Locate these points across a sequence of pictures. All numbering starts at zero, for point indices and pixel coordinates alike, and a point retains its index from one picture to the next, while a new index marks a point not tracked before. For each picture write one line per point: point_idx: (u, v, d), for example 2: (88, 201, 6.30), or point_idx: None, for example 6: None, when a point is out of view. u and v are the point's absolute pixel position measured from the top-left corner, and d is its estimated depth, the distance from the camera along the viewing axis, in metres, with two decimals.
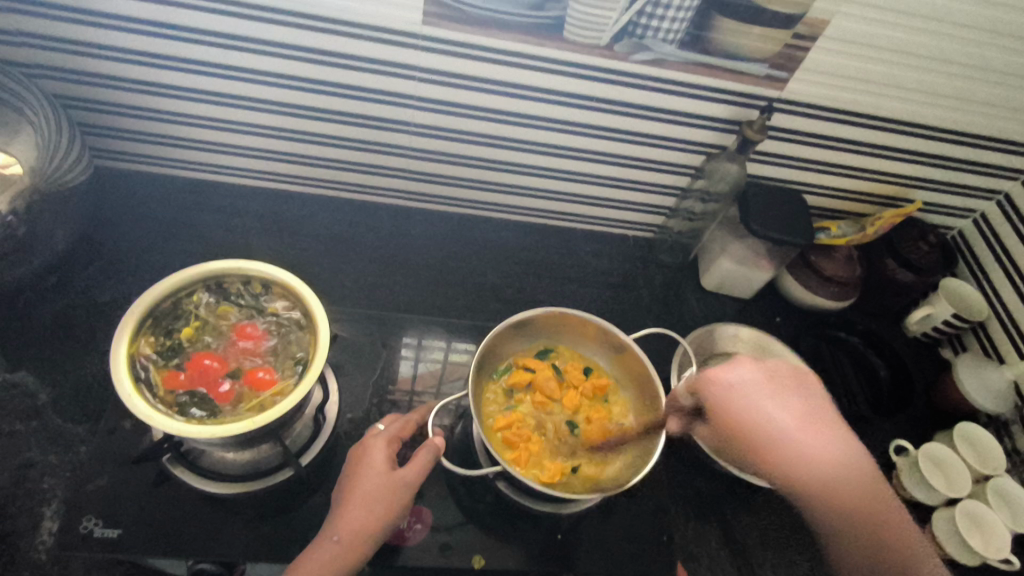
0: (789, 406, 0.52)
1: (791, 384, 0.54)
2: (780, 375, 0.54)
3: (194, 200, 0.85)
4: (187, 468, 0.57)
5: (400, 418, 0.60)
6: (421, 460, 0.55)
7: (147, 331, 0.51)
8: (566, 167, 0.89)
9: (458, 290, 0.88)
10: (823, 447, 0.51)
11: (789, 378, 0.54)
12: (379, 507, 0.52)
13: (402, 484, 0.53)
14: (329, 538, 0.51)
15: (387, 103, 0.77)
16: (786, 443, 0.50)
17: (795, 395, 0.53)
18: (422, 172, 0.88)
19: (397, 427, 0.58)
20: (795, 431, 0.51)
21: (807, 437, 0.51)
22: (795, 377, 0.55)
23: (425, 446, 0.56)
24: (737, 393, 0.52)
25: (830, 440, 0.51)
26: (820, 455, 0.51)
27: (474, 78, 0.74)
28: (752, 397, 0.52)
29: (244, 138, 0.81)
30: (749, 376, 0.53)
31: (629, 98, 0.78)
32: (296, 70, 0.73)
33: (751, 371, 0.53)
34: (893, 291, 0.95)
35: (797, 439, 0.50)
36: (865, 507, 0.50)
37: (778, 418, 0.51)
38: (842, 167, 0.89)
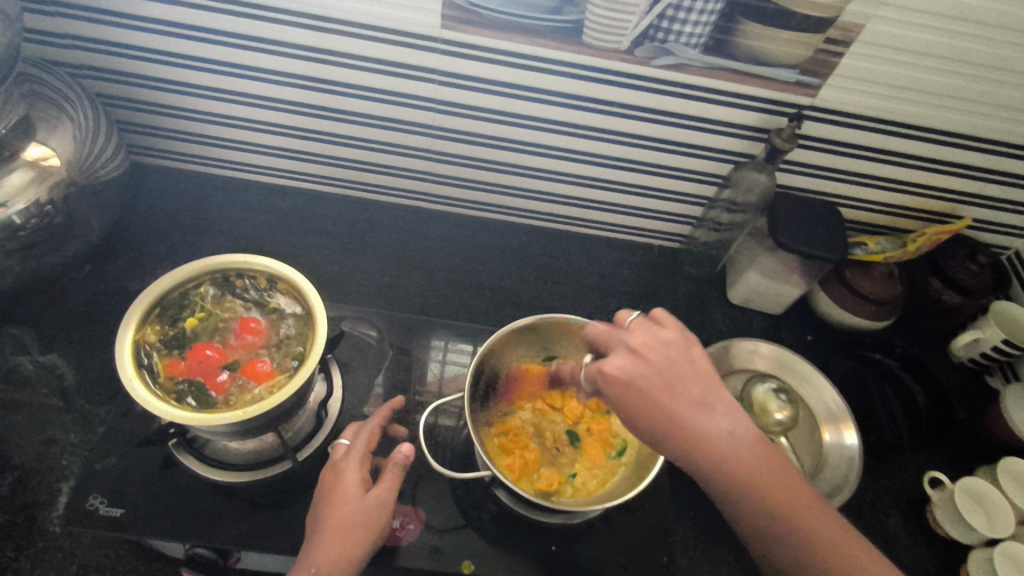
0: (683, 391, 0.50)
1: (680, 362, 0.51)
2: (671, 360, 0.51)
3: (225, 196, 0.89)
4: (190, 454, 0.59)
5: (364, 427, 0.61)
6: (391, 478, 0.56)
7: (154, 320, 0.53)
8: (589, 174, 0.87)
9: (473, 293, 0.87)
10: (716, 425, 0.49)
11: (680, 357, 0.51)
12: (355, 532, 0.52)
13: (376, 505, 0.54)
14: (305, 569, 0.50)
15: (405, 105, 0.78)
16: (676, 427, 0.48)
17: (685, 371, 0.50)
18: (440, 175, 0.89)
19: (365, 441, 0.59)
20: (687, 415, 0.49)
21: (698, 418, 0.49)
22: (686, 352, 0.52)
23: (394, 463, 0.57)
24: (632, 387, 0.50)
25: (723, 418, 0.49)
26: (712, 439, 0.48)
27: (492, 81, 0.74)
28: (648, 392, 0.49)
29: (270, 137, 0.83)
30: (639, 367, 0.50)
31: (651, 103, 0.76)
32: (320, 72, 0.74)
33: (640, 360, 0.51)
34: (937, 312, 0.89)
35: (689, 421, 0.49)
36: (768, 490, 0.48)
37: (670, 407, 0.49)
38: (882, 179, 0.84)
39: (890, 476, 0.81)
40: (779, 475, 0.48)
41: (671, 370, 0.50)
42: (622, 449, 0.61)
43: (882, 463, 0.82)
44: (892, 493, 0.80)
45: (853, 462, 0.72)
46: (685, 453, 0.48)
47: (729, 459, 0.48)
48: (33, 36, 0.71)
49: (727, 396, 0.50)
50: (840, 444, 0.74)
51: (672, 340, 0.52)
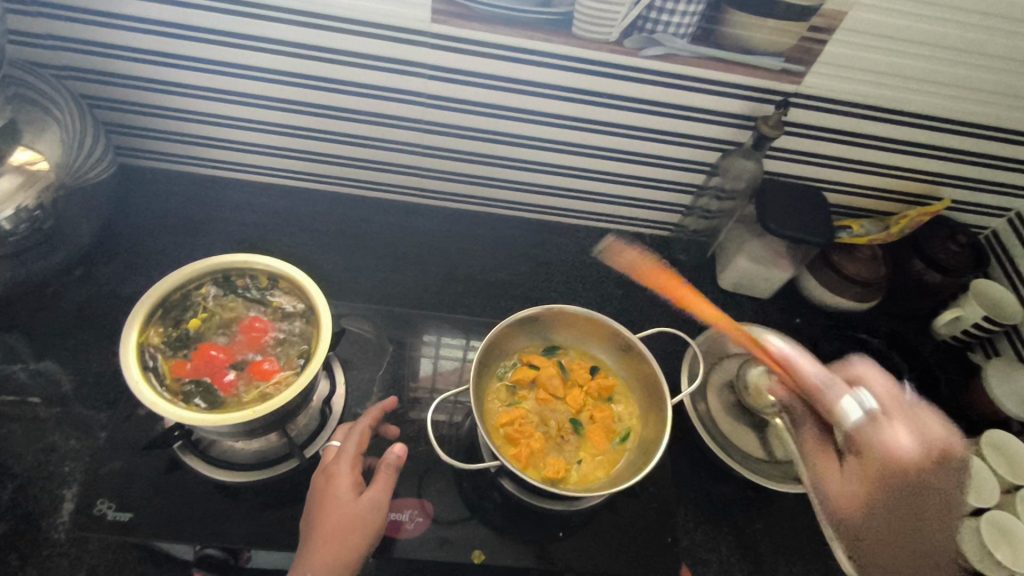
0: (950, 512, 0.55)
1: (952, 468, 0.56)
2: (943, 460, 0.56)
3: (215, 197, 0.88)
4: (198, 456, 0.60)
5: (353, 429, 0.60)
6: (385, 479, 0.57)
7: (157, 322, 0.53)
8: (579, 164, 0.88)
9: (468, 286, 0.88)
10: (944, 529, 0.55)
11: (956, 466, 0.56)
12: (350, 535, 0.53)
13: (371, 507, 0.55)
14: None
15: (395, 101, 0.78)
16: (922, 514, 0.54)
17: (949, 476, 0.55)
18: (432, 169, 0.89)
19: (355, 442, 0.59)
20: (937, 508, 0.54)
21: (937, 514, 0.54)
22: (960, 466, 0.57)
23: (387, 464, 0.58)
24: (903, 472, 0.54)
25: (952, 523, 0.55)
26: (935, 534, 0.54)
27: (482, 75, 0.75)
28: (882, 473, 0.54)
29: (259, 136, 0.83)
30: (918, 452, 0.55)
31: (640, 94, 0.77)
32: (311, 70, 0.74)
33: (935, 465, 0.55)
34: (921, 292, 0.92)
35: (933, 514, 0.54)
36: None
37: (926, 497, 0.54)
38: (865, 163, 0.86)
39: None
40: None
41: (944, 468, 0.55)
42: (624, 436, 0.63)
43: None
44: None
45: None
46: (910, 532, 0.54)
47: (943, 557, 0.54)
48: (15, 38, 0.70)
49: (961, 512, 0.56)
50: None
51: (947, 442, 0.57)
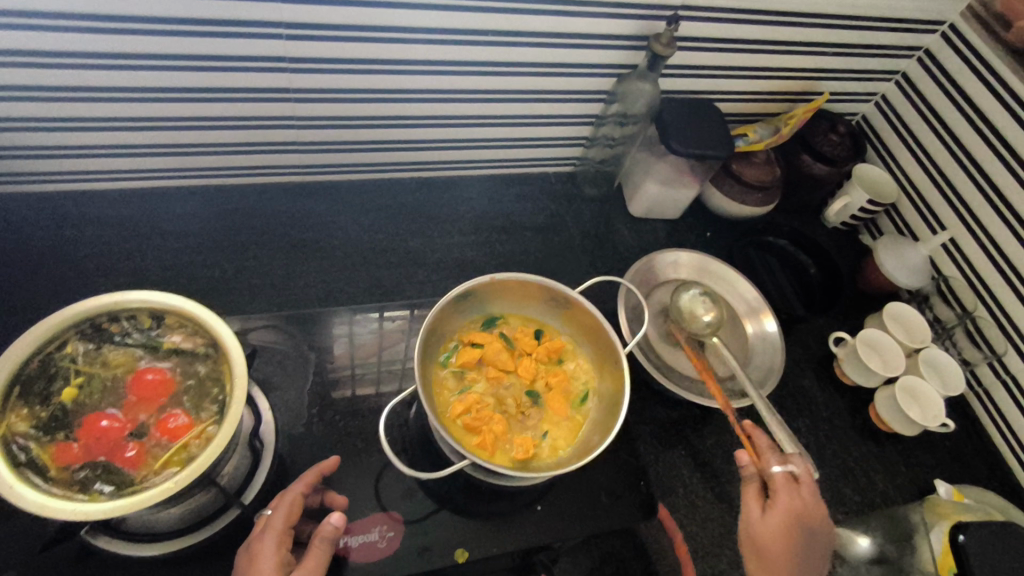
0: (812, 539, 0.57)
1: (811, 504, 0.57)
2: (804, 505, 0.57)
3: (52, 218, 0.73)
4: (113, 535, 0.51)
5: (285, 496, 0.53)
6: (316, 556, 0.50)
7: (18, 403, 0.43)
8: (474, 111, 0.81)
9: (378, 262, 0.80)
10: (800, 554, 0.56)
11: (812, 501, 0.58)
12: None
13: None
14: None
15: (254, 71, 0.66)
16: (785, 548, 0.56)
17: (813, 515, 0.57)
18: (311, 142, 0.78)
19: (284, 514, 0.52)
20: (793, 541, 0.56)
21: (792, 540, 0.56)
22: (816, 501, 0.58)
23: (321, 536, 0.51)
24: (792, 512, 0.57)
25: (798, 545, 0.56)
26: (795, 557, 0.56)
27: (350, 27, 0.65)
28: (801, 510, 0.57)
29: (88, 138, 0.67)
30: (804, 491, 0.58)
31: (526, 27, 0.71)
32: (134, 47, 0.60)
33: (795, 496, 0.58)
34: (812, 185, 0.95)
35: (789, 549, 0.56)
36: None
37: (776, 535, 0.56)
38: (751, 69, 0.87)
39: (801, 345, 0.88)
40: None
41: (805, 512, 0.57)
42: (584, 397, 0.61)
43: (794, 336, 0.88)
44: (806, 359, 0.87)
45: (777, 346, 0.77)
46: (779, 555, 0.56)
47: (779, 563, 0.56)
48: None
49: (804, 536, 0.57)
50: (762, 332, 0.78)
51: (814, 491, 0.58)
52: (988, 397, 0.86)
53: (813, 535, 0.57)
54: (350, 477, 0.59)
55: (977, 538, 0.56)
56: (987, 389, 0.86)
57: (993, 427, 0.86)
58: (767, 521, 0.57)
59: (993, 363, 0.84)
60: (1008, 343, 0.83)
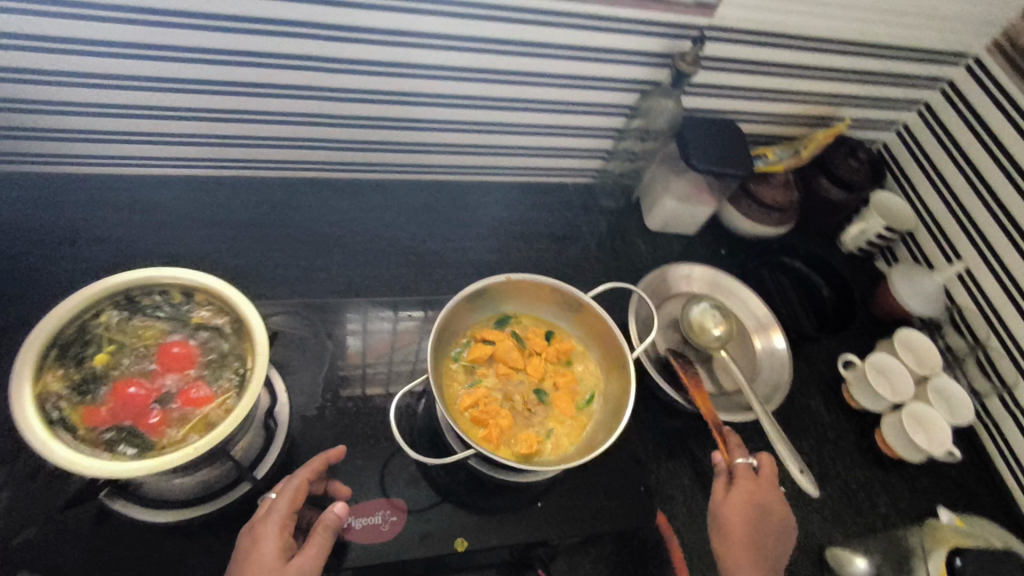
0: (771, 520, 0.61)
1: (769, 489, 0.63)
2: (762, 488, 0.63)
3: (90, 198, 0.76)
4: (130, 500, 0.53)
5: (290, 481, 0.55)
6: (318, 543, 0.51)
7: (54, 364, 0.45)
8: (497, 118, 0.83)
9: (396, 261, 0.82)
10: (759, 533, 0.60)
11: (770, 488, 0.63)
12: None
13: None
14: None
15: (289, 69, 0.69)
16: (745, 521, 0.60)
17: (771, 499, 0.62)
18: (338, 140, 0.80)
19: (288, 500, 0.53)
20: (751, 518, 0.60)
21: (751, 516, 0.60)
22: (775, 490, 0.63)
23: (324, 524, 0.52)
24: (751, 490, 0.62)
25: (757, 523, 0.60)
26: (753, 533, 0.60)
27: (383, 31, 0.67)
28: (757, 494, 0.62)
29: (129, 124, 0.70)
30: (763, 478, 0.64)
31: (553, 39, 0.73)
32: (178, 40, 0.63)
33: (755, 480, 0.63)
34: (829, 210, 0.96)
35: (747, 523, 0.60)
36: (733, 556, 0.59)
37: (736, 509, 0.61)
38: (773, 91, 0.88)
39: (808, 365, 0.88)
40: (746, 560, 0.58)
41: (763, 493, 0.62)
42: (591, 399, 0.62)
43: (802, 356, 0.89)
44: (813, 380, 0.88)
45: (784, 363, 0.77)
46: (739, 528, 0.60)
47: (738, 535, 0.59)
48: None
49: (762, 515, 0.61)
50: (770, 349, 0.78)
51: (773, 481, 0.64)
52: (996, 430, 0.85)
53: (772, 518, 0.61)
54: (358, 461, 0.61)
55: (974, 564, 0.56)
56: (996, 421, 0.86)
57: (1001, 460, 0.85)
58: (727, 499, 0.62)
59: (1003, 395, 0.84)
60: (1018, 375, 0.83)
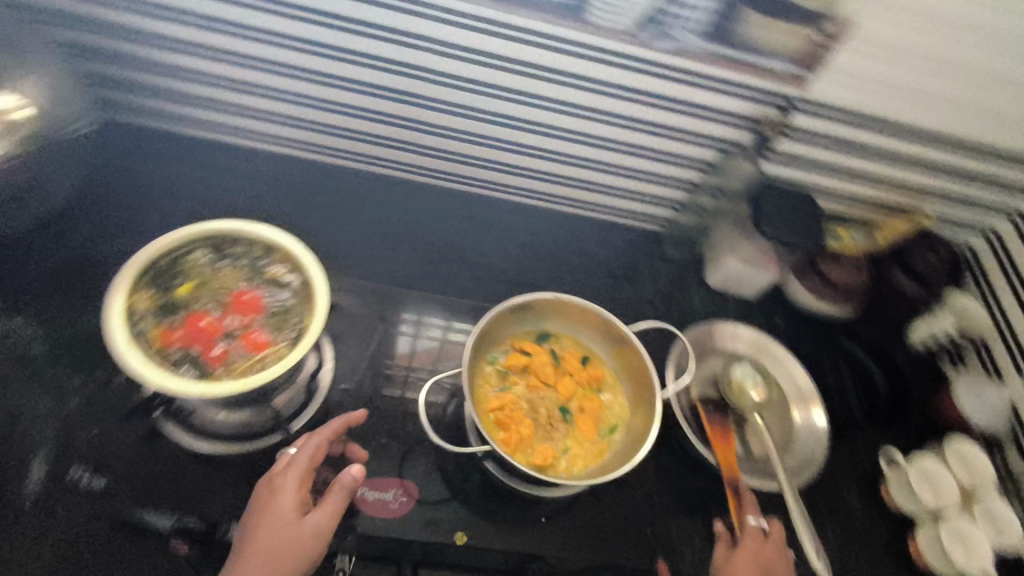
0: None
1: (775, 555, 0.64)
2: (768, 552, 0.64)
3: (199, 156, 0.82)
4: (178, 425, 0.61)
5: (311, 439, 0.59)
6: (333, 502, 0.56)
7: (146, 286, 0.52)
8: (581, 154, 0.87)
9: (454, 269, 0.84)
10: None
11: (777, 554, 0.64)
12: (284, 563, 0.52)
13: (314, 531, 0.54)
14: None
15: (402, 75, 0.75)
16: None
17: (776, 565, 0.63)
18: (432, 149, 0.86)
19: (307, 458, 0.57)
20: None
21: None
22: (781, 556, 0.64)
23: (340, 486, 0.56)
24: (757, 554, 0.63)
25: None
26: None
27: (493, 56, 0.73)
28: (763, 558, 0.63)
29: (254, 103, 0.79)
30: (772, 544, 0.64)
31: (647, 86, 0.77)
32: (314, 35, 0.71)
33: (764, 544, 0.64)
34: (900, 304, 0.91)
35: None
36: None
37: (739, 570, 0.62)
38: (856, 173, 0.88)
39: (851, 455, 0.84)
40: None
41: (770, 559, 0.63)
42: (614, 429, 0.63)
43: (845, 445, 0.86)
44: (854, 471, 0.83)
45: (821, 439, 0.76)
46: None
47: None
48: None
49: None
50: (809, 423, 0.77)
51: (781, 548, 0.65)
52: None
53: None
54: (383, 440, 0.65)
55: None
56: None
57: None
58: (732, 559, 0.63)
59: None
60: None
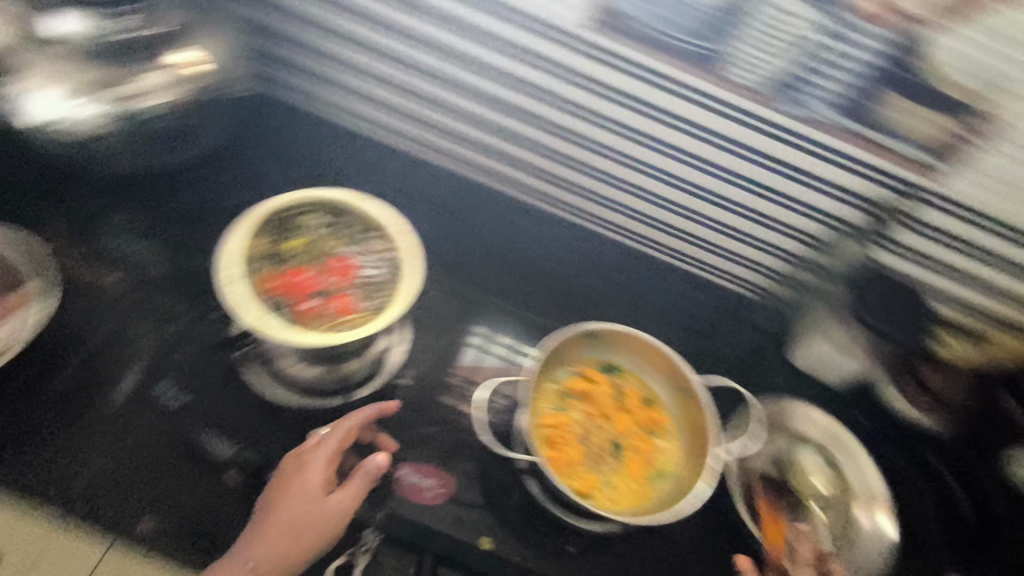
0: None
1: None
2: None
3: (321, 137, 0.86)
4: (256, 369, 0.68)
5: (343, 422, 0.62)
6: (355, 486, 0.58)
7: (264, 233, 0.58)
8: (686, 208, 0.81)
9: (536, 294, 0.84)
10: None
11: None
12: (302, 539, 0.55)
13: (335, 512, 0.57)
14: (243, 563, 0.54)
15: (522, 92, 0.75)
16: None
17: None
18: (538, 170, 0.83)
19: (338, 439, 0.60)
20: None
21: None
22: None
23: (364, 471, 0.59)
24: None
25: None
26: None
27: (617, 92, 0.72)
28: None
29: (381, 98, 0.82)
30: None
31: (772, 149, 0.71)
32: (449, 39, 0.73)
33: None
34: (1006, 432, 0.82)
35: None
36: None
37: None
38: (981, 282, 0.80)
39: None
40: None
41: None
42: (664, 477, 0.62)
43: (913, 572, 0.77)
44: None
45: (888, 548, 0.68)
46: None
47: None
48: None
49: None
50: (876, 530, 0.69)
51: None
52: None
53: None
54: (433, 433, 0.68)
55: None
56: None
57: None
58: None
59: None
60: None
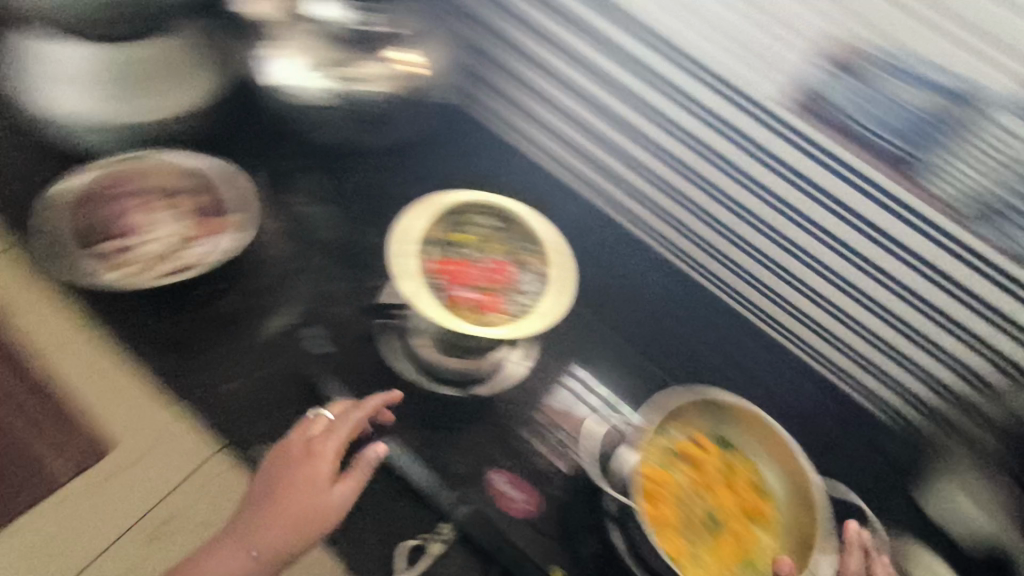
0: None
1: None
2: None
3: (488, 151, 0.90)
4: (392, 338, 0.73)
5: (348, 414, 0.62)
6: (359, 477, 0.59)
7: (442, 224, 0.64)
8: (829, 316, 0.72)
9: (652, 359, 0.82)
10: None
11: None
12: (305, 528, 0.56)
13: (339, 501, 0.58)
14: (247, 550, 0.56)
15: (688, 150, 0.73)
16: None
17: None
18: (680, 231, 0.79)
19: (345, 430, 0.61)
20: None
21: None
22: None
23: (365, 461, 0.59)
24: None
25: None
26: None
27: (794, 172, 0.66)
28: None
29: (553, 130, 0.84)
30: None
31: (954, 275, 0.62)
32: (629, 85, 0.74)
33: None
34: None
35: None
36: None
37: None
38: None
39: None
40: None
41: None
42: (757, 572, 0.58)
43: None
44: None
45: None
46: None
47: None
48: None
49: None
50: None
51: None
52: None
53: None
54: (532, 455, 0.70)
55: None
56: None
57: None
58: None
59: None
60: None
